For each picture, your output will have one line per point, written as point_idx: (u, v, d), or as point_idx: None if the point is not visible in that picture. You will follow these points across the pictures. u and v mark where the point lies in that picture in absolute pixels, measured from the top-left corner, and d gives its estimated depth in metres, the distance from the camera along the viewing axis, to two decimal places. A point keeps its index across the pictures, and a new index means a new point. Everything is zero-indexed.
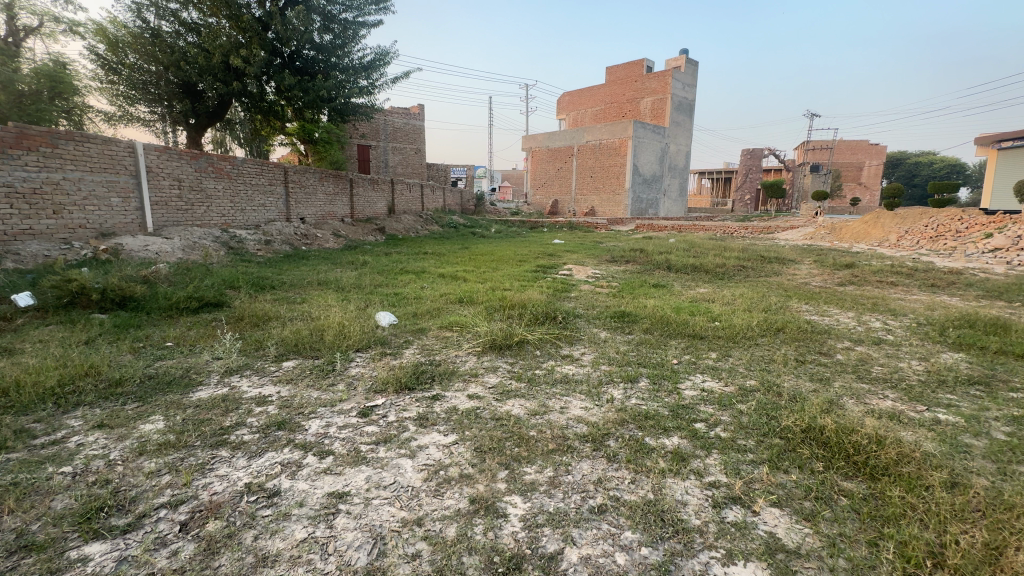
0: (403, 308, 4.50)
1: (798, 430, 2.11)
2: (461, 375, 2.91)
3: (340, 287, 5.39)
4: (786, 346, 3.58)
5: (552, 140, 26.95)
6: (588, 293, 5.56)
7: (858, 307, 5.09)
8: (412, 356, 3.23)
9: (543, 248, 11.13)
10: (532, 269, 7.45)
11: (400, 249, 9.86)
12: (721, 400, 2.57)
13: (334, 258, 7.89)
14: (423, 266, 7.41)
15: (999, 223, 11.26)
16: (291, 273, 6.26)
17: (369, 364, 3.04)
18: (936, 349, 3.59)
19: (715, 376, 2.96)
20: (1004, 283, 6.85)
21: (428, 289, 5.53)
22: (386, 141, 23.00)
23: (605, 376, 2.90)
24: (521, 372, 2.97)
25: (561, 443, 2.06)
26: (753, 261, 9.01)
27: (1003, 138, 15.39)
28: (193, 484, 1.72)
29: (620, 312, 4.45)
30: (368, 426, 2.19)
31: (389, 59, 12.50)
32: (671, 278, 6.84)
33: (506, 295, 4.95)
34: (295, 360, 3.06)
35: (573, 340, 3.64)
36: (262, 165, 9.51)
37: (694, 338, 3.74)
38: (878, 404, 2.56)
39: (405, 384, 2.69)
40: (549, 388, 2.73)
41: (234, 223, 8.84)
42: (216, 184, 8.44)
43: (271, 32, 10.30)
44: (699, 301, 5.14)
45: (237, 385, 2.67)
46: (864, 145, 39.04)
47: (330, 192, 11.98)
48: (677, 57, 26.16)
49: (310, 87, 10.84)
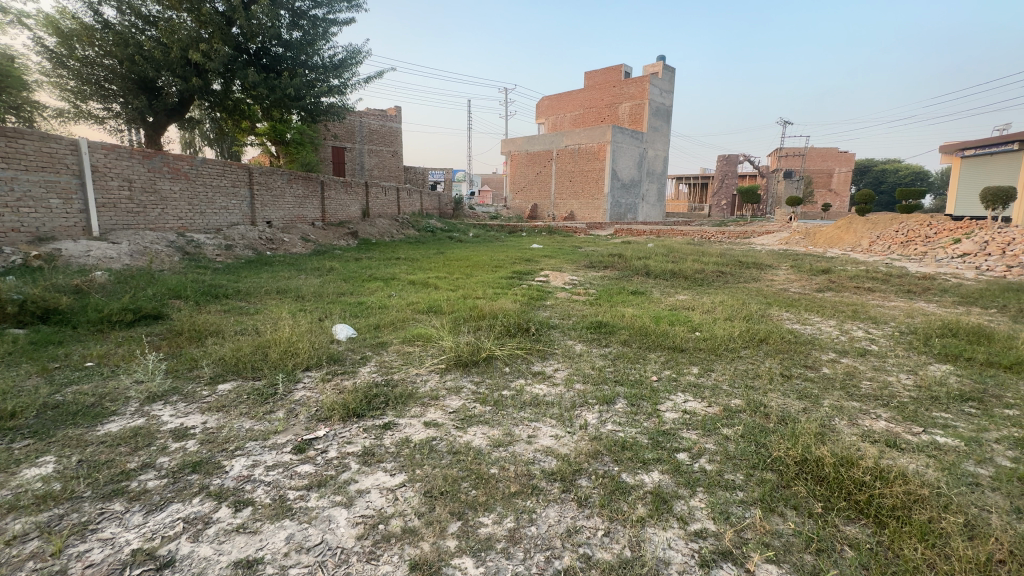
0: (365, 319, 4.16)
1: (791, 460, 1.89)
2: (419, 398, 2.60)
3: (300, 297, 5.03)
4: (770, 359, 3.38)
5: (531, 143, 26.86)
6: (565, 301, 5.31)
7: (839, 315, 4.97)
8: (367, 376, 2.91)
9: (520, 253, 10.89)
10: (507, 275, 7.19)
11: (371, 254, 9.48)
12: (704, 424, 2.34)
13: (299, 264, 7.47)
14: (394, 272, 7.07)
15: (966, 229, 11.50)
16: (249, 280, 5.85)
17: (316, 387, 2.70)
18: (921, 361, 3.45)
19: (697, 395, 2.73)
20: (977, 289, 6.88)
21: (396, 297, 5.22)
22: (362, 143, 22.50)
23: (578, 397, 2.63)
24: (487, 394, 2.68)
25: (525, 483, 1.78)
26: (732, 266, 8.95)
27: (966, 146, 15.82)
28: (66, 553, 1.39)
29: (596, 321, 4.20)
30: (302, 466, 1.88)
31: (362, 58, 12.11)
32: (650, 284, 6.66)
33: (477, 304, 4.67)
34: (231, 383, 2.71)
35: (545, 354, 3.38)
36: (224, 165, 9.02)
37: (674, 351, 3.51)
38: (872, 426, 2.36)
39: (354, 410, 2.37)
40: (517, 411, 2.46)
41: (192, 226, 8.33)
42: (172, 185, 7.95)
43: (235, 27, 9.83)
44: (679, 310, 4.95)
45: (157, 415, 2.31)
46: (832, 152, 40.14)
47: (300, 194, 11.52)
48: (655, 63, 26.41)
49: (277, 84, 10.35)
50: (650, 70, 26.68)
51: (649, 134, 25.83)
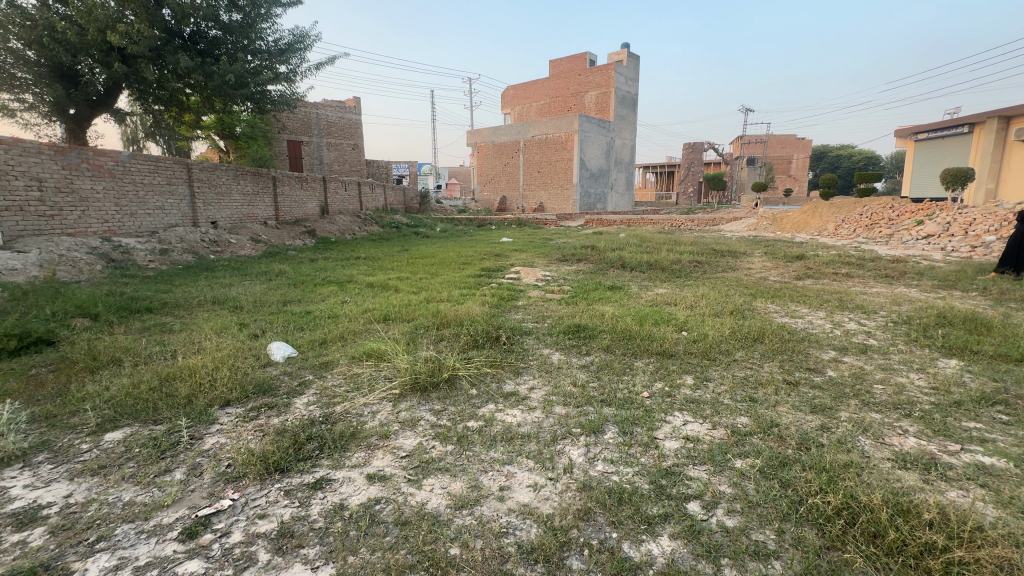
0: (311, 333, 3.60)
1: (832, 510, 1.50)
2: (364, 439, 2.10)
3: (239, 308, 4.40)
4: (769, 362, 3.02)
5: (497, 134, 26.27)
6: (538, 301, 4.85)
7: (826, 305, 4.70)
8: (301, 411, 2.37)
9: (489, 248, 10.39)
10: (474, 273, 6.66)
11: (329, 254, 8.78)
12: (711, 455, 1.93)
13: (245, 269, 6.75)
14: (350, 274, 6.45)
15: (927, 210, 11.70)
16: (181, 290, 5.16)
17: (233, 432, 2.15)
18: (927, 356, 3.16)
19: (697, 413, 2.32)
20: (951, 271, 6.80)
21: (350, 304, 4.64)
22: (320, 137, 21.42)
23: (560, 427, 2.18)
24: (449, 427, 2.19)
25: (496, 571, 1.33)
26: (707, 255, 8.69)
27: (920, 130, 16.19)
28: None
29: (574, 324, 3.77)
30: (187, 564, 1.37)
31: (310, 43, 11.27)
32: (627, 278, 6.28)
33: (440, 309, 4.16)
34: (124, 431, 2.14)
35: (518, 368, 2.92)
36: (157, 161, 8.10)
37: (663, 357, 3.10)
38: (903, 446, 2.02)
39: (275, 465, 1.84)
40: (485, 452, 1.98)
41: (121, 230, 7.45)
42: (94, 184, 7.07)
43: (165, 8, 8.84)
44: (661, 307, 4.57)
45: (2, 490, 1.73)
46: (790, 139, 41.01)
47: (249, 191, 10.63)
48: (619, 51, 26.21)
49: (214, 70, 9.41)
50: (615, 57, 26.47)
51: (616, 122, 25.64)
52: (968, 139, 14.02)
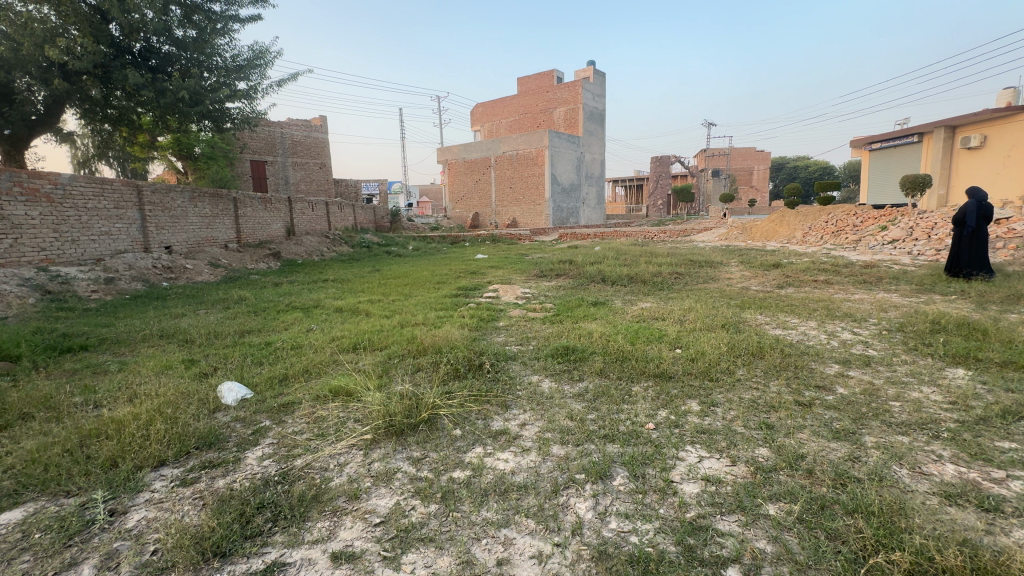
0: (270, 368, 3.19)
1: (902, 572, 1.27)
2: (330, 502, 1.75)
3: (191, 342, 3.95)
4: (775, 381, 2.81)
5: (467, 151, 26.17)
6: (520, 321, 4.57)
7: (816, 314, 4.58)
8: (254, 469, 2.00)
9: (465, 266, 10.10)
10: (450, 293, 6.33)
11: (294, 278, 8.30)
12: (738, 500, 1.66)
13: (200, 296, 6.23)
14: (318, 299, 6.04)
15: (889, 216, 12.07)
16: (125, 323, 4.65)
17: (164, 502, 1.76)
18: (932, 366, 3.01)
19: (712, 447, 2.06)
20: (924, 274, 6.89)
21: (317, 332, 4.26)
22: (284, 156, 20.82)
23: (560, 473, 1.88)
24: (430, 481, 1.86)
25: None
26: (685, 266, 8.64)
27: (873, 140, 16.90)
28: None
29: (561, 346, 3.49)
30: None
31: (270, 59, 10.88)
32: (610, 293, 6.08)
33: (416, 335, 3.83)
34: (23, 510, 1.71)
35: (506, 402, 2.60)
36: (103, 183, 7.50)
37: (663, 380, 2.85)
38: (944, 475, 1.80)
39: (217, 549, 1.48)
40: (476, 512, 1.66)
41: (61, 259, 6.82)
42: (28, 211, 6.47)
43: (112, 22, 8.34)
44: (648, 322, 4.36)
45: None
46: (751, 152, 42.49)
47: (207, 213, 10.03)
48: (585, 68, 26.67)
49: (166, 86, 8.90)
50: (582, 74, 26.91)
51: (585, 137, 25.95)
52: (919, 147, 14.67)
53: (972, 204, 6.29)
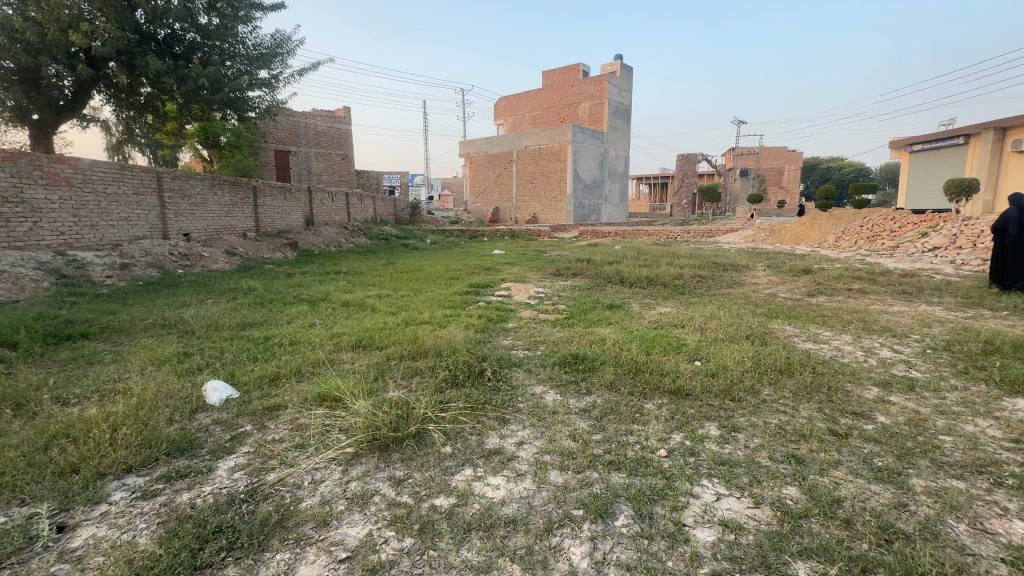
0: (262, 366, 3.04)
1: None
2: (295, 528, 1.57)
3: (190, 333, 3.86)
4: (805, 405, 2.52)
5: (489, 145, 25.92)
6: (529, 323, 4.34)
7: (851, 327, 4.22)
8: (222, 482, 1.83)
9: (480, 262, 9.89)
10: (462, 290, 6.14)
11: (308, 268, 8.25)
12: (761, 555, 1.42)
13: (212, 285, 6.20)
14: (326, 291, 5.92)
15: (931, 222, 11.38)
16: (131, 310, 4.60)
17: (115, 520, 1.59)
18: (988, 396, 2.66)
19: (731, 483, 1.80)
20: (970, 286, 6.39)
21: (318, 327, 4.12)
22: (308, 146, 20.95)
23: (556, 507, 1.65)
24: (409, 508, 1.66)
25: None
26: (708, 269, 8.26)
27: (915, 141, 16.01)
28: None
29: (570, 354, 3.24)
30: None
31: (292, 48, 10.83)
32: (627, 295, 5.79)
33: (418, 335, 3.63)
34: None
35: (504, 416, 2.38)
36: (123, 169, 7.53)
37: (678, 398, 2.59)
38: (1013, 535, 1.51)
39: None
40: (455, 552, 1.45)
41: (79, 243, 6.89)
42: (48, 194, 6.52)
43: (137, 9, 8.36)
44: (666, 330, 4.07)
45: None
46: (782, 151, 41.10)
47: (226, 202, 10.07)
48: (612, 62, 26.04)
49: (186, 73, 8.88)
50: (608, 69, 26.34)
51: (609, 133, 25.46)
52: (964, 150, 13.81)
53: (1014, 211, 5.87)
